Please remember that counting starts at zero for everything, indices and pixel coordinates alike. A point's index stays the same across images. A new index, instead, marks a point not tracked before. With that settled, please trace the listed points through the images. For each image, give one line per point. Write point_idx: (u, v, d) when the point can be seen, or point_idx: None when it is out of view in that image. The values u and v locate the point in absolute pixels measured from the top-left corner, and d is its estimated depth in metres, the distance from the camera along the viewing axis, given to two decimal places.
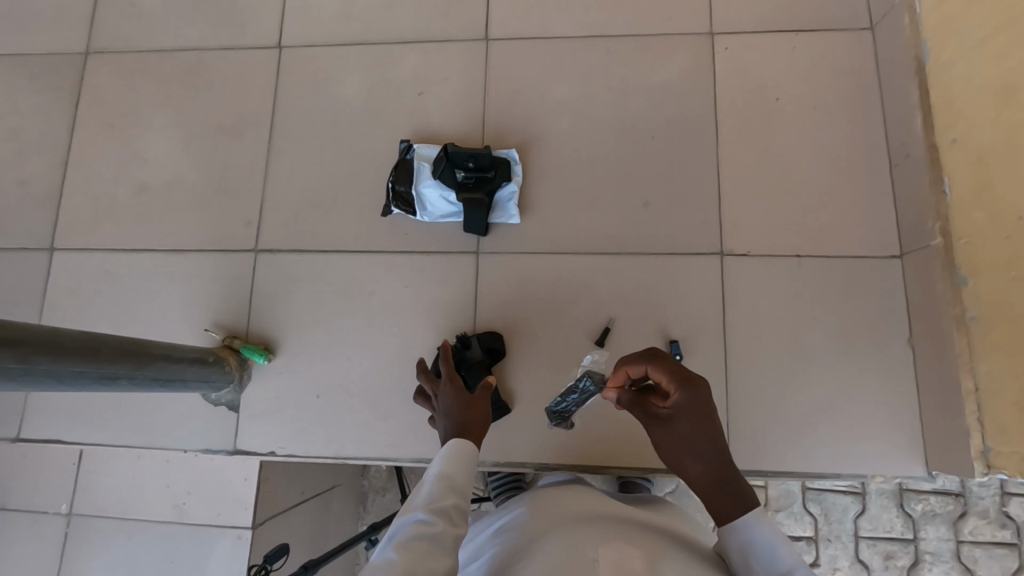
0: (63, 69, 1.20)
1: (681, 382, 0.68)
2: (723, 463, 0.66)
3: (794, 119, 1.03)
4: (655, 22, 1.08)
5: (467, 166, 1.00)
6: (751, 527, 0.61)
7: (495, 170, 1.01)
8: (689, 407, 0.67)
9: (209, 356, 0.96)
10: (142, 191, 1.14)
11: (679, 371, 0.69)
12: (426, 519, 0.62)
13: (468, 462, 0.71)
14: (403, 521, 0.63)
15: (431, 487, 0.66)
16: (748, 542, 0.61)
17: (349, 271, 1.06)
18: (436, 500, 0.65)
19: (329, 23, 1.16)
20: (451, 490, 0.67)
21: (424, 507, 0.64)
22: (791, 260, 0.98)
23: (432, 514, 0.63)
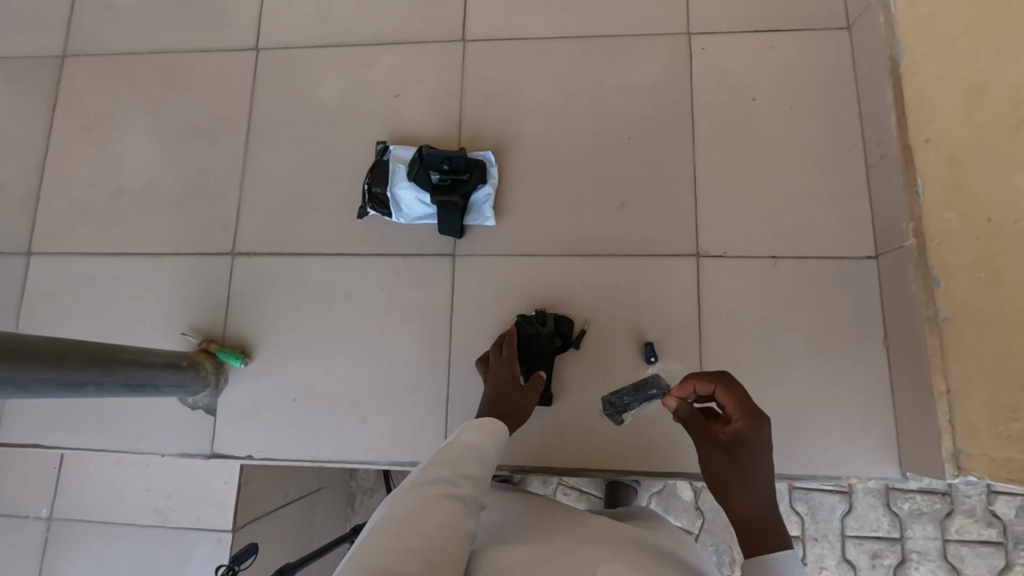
0: (40, 72, 1.19)
1: (753, 415, 0.70)
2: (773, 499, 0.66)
3: (770, 120, 1.03)
4: (631, 22, 1.08)
5: (442, 168, 0.99)
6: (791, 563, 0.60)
7: (470, 173, 1.01)
8: (755, 440, 0.69)
9: (183, 361, 0.95)
10: (119, 194, 1.13)
11: (751, 405, 0.71)
12: (447, 477, 0.63)
13: (495, 437, 0.72)
14: (426, 476, 0.64)
15: (458, 452, 0.68)
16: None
17: (326, 274, 1.06)
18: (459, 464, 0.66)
19: (306, 25, 1.16)
20: (476, 457, 0.68)
21: (448, 465, 0.66)
22: (767, 261, 0.98)
23: (452, 473, 0.64)
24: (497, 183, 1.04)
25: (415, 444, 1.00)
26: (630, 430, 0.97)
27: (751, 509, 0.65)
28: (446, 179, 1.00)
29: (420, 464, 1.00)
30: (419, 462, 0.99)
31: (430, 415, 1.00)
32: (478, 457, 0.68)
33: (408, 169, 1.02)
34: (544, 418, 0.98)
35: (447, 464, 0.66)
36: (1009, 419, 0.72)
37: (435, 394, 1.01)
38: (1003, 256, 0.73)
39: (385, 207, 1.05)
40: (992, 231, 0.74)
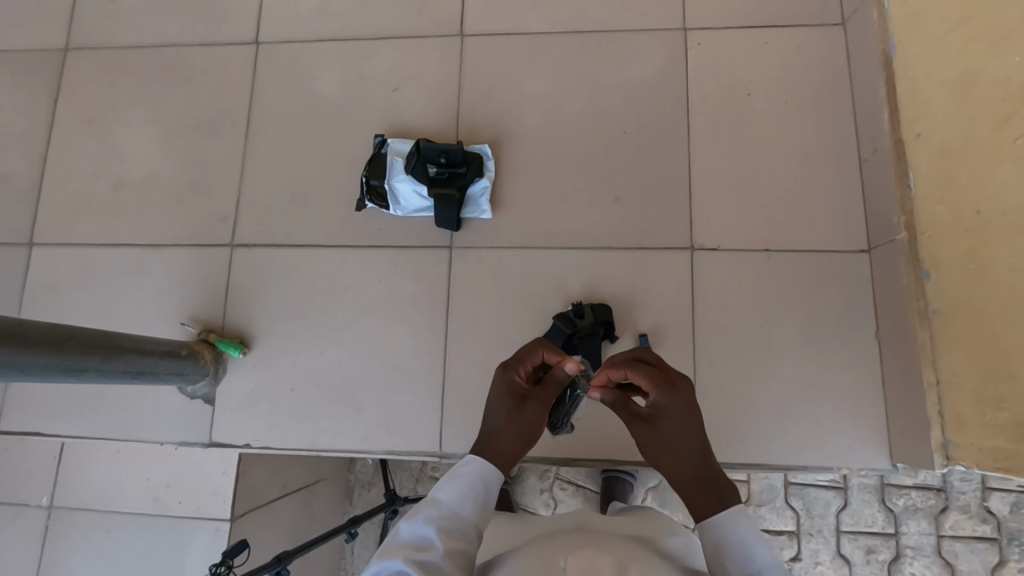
0: (43, 65, 1.21)
1: (663, 384, 0.70)
2: (705, 456, 0.67)
3: (764, 115, 1.03)
4: (628, 17, 1.09)
5: (439, 162, 1.00)
6: (732, 521, 0.62)
7: (467, 166, 1.02)
8: (672, 407, 0.69)
9: (182, 350, 0.97)
10: (120, 186, 1.14)
11: (661, 375, 0.71)
12: (409, 569, 0.56)
13: (478, 502, 0.65)
14: (385, 566, 0.57)
15: (428, 529, 0.61)
16: (726, 538, 0.61)
17: (325, 266, 1.07)
18: (429, 546, 0.59)
19: (305, 19, 1.17)
20: (447, 534, 0.61)
21: (413, 549, 0.59)
22: (761, 254, 0.99)
23: (418, 561, 0.57)
24: (494, 176, 1.05)
25: (412, 434, 1.01)
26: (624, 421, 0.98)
27: (686, 471, 0.66)
28: (443, 172, 1.02)
29: (416, 454, 1.01)
30: (415, 451, 1.01)
31: (427, 406, 1.02)
32: (453, 534, 0.61)
33: (405, 162, 1.03)
34: None
35: (414, 548, 0.59)
36: (996, 410, 0.73)
37: (431, 385, 1.02)
38: (991, 248, 0.74)
39: (383, 200, 1.06)
40: (980, 224, 0.75)
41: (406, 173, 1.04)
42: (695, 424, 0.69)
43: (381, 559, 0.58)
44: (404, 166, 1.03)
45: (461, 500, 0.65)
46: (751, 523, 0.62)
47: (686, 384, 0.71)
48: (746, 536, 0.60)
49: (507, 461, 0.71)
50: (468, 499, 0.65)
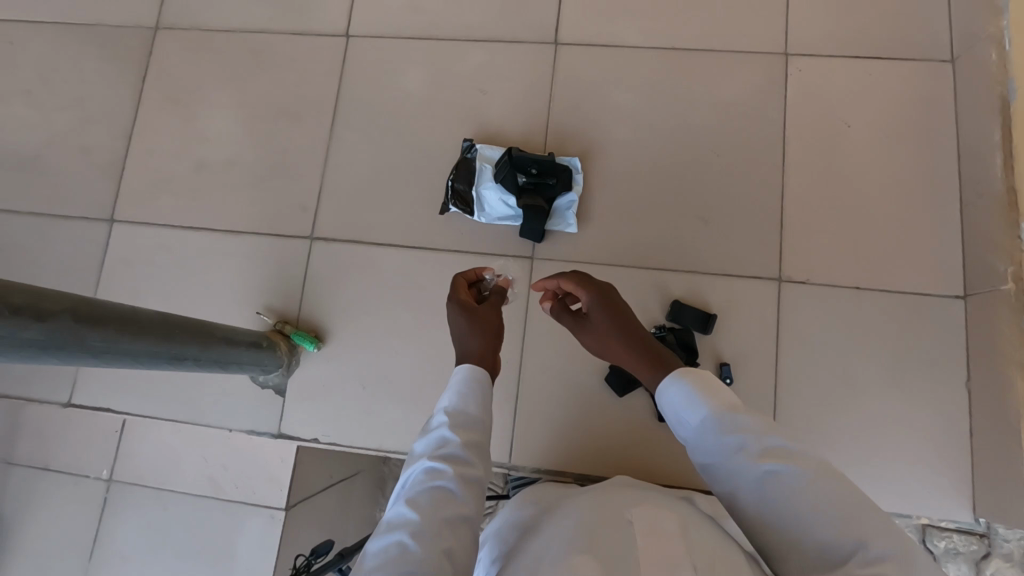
0: (132, 42, 1.21)
1: (589, 286, 0.77)
2: (637, 343, 0.71)
3: (863, 148, 1.01)
4: (727, 37, 1.07)
5: (529, 172, 1.00)
6: (665, 384, 0.63)
7: (556, 178, 1.00)
8: (597, 305, 0.75)
9: (263, 341, 0.96)
10: (203, 168, 1.15)
11: (592, 284, 0.77)
12: (437, 466, 0.58)
13: (480, 396, 0.66)
14: (414, 472, 0.59)
15: (439, 427, 0.62)
16: (668, 402, 0.62)
17: (401, 266, 1.06)
18: (447, 442, 0.61)
19: (396, 14, 1.16)
20: (464, 431, 0.62)
21: (433, 451, 0.60)
22: (851, 291, 0.97)
23: (443, 458, 0.59)
24: (581, 190, 1.03)
25: None
26: None
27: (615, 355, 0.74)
28: (531, 182, 1.01)
29: None
30: None
31: (496, 415, 1.00)
32: (465, 427, 0.63)
33: (495, 170, 1.03)
34: (607, 426, 0.98)
35: (434, 449, 0.60)
36: None
37: (503, 396, 1.01)
38: None
39: (468, 205, 1.04)
40: None
41: (494, 181, 1.03)
42: (622, 321, 0.73)
43: (408, 468, 0.60)
44: (493, 174, 1.03)
45: (463, 400, 0.65)
46: (686, 379, 0.61)
47: (613, 289, 0.76)
48: (686, 393, 0.60)
49: (484, 354, 0.72)
50: (468, 396, 0.65)
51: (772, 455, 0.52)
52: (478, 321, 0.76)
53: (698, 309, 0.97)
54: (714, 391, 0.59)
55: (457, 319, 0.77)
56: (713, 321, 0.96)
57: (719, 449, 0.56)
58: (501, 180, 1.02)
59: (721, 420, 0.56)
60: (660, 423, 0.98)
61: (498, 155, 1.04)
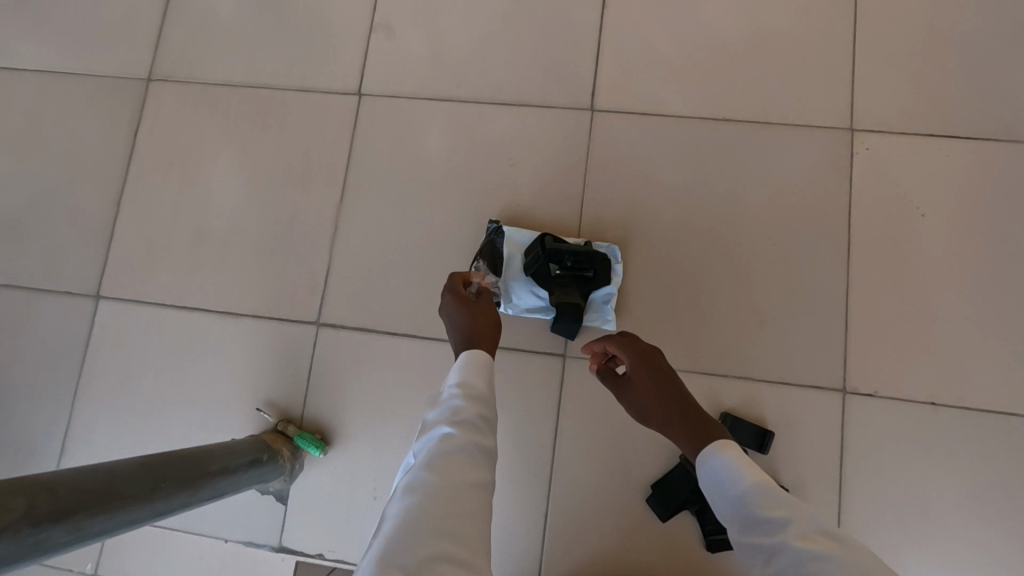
0: (123, 95, 1.10)
1: (630, 345, 0.76)
2: (680, 407, 0.69)
3: (939, 242, 0.90)
4: (786, 109, 0.95)
5: (564, 263, 0.88)
6: (710, 455, 0.58)
7: (595, 271, 0.89)
8: (639, 365, 0.74)
9: (263, 454, 0.86)
10: (199, 240, 1.04)
11: (635, 344, 0.77)
12: (451, 433, 0.57)
13: (486, 371, 0.66)
14: (428, 441, 0.57)
15: (451, 400, 0.61)
16: (708, 469, 0.58)
17: (418, 360, 0.96)
18: (460, 413, 0.59)
19: (415, 71, 1.04)
20: (473, 400, 0.61)
21: (446, 420, 0.59)
22: (927, 407, 0.86)
23: (457, 427, 0.57)
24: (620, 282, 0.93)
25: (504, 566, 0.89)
26: None
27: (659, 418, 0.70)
28: (567, 273, 0.89)
29: None
30: None
31: (523, 535, 0.89)
32: (478, 398, 0.62)
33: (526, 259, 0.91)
34: (648, 553, 0.87)
35: (447, 419, 0.59)
36: None
37: (533, 516, 0.89)
38: None
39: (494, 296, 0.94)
40: None
41: (524, 270, 0.92)
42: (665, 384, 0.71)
43: (420, 439, 0.59)
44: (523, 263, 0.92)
45: (470, 374, 0.65)
46: (731, 454, 0.57)
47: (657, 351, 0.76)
48: (726, 467, 0.56)
49: (484, 331, 0.74)
50: (474, 370, 0.65)
51: (807, 541, 0.47)
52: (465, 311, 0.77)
53: (752, 424, 0.86)
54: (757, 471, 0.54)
55: (453, 309, 0.78)
56: (770, 438, 0.86)
57: (751, 524, 0.51)
58: (531, 271, 0.91)
59: (760, 495, 0.52)
60: (710, 554, 0.86)
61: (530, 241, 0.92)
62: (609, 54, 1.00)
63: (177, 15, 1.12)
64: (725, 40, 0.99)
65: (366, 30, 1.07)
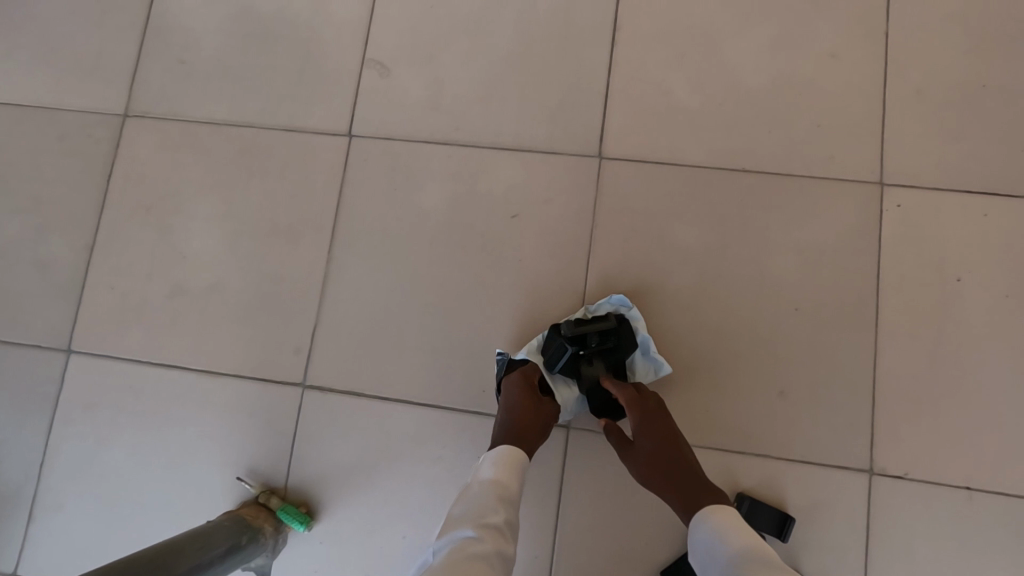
0: (97, 132, 1.03)
1: (638, 407, 0.76)
2: (684, 479, 0.70)
3: (975, 308, 0.84)
4: (810, 161, 0.89)
5: (589, 345, 0.80)
6: (700, 522, 0.64)
7: (618, 339, 0.81)
8: (648, 432, 0.75)
9: (242, 537, 0.79)
10: (178, 292, 0.97)
11: (642, 405, 0.77)
12: (476, 533, 0.61)
13: (517, 470, 0.72)
14: (454, 533, 0.62)
15: (482, 491, 0.68)
16: (701, 534, 0.63)
17: (412, 427, 0.89)
18: (486, 514, 0.64)
19: (411, 112, 0.97)
20: (499, 499, 0.67)
21: (473, 515, 0.64)
22: (960, 491, 0.80)
23: (481, 527, 0.62)
24: (654, 347, 0.85)
25: None
26: None
27: (661, 487, 0.71)
28: (592, 351, 0.81)
29: None
30: None
31: None
32: (504, 501, 0.67)
33: (548, 364, 0.83)
34: None
35: (471, 518, 0.64)
36: None
37: None
38: None
39: None
40: None
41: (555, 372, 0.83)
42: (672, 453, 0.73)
43: (444, 535, 0.63)
44: (550, 368, 0.83)
45: (498, 470, 0.71)
46: (721, 518, 0.63)
47: (665, 416, 0.76)
48: (712, 530, 0.62)
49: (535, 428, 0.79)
50: (504, 465, 0.72)
51: None
52: (514, 391, 0.82)
53: (772, 508, 0.80)
54: (743, 527, 0.61)
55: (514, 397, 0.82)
56: (791, 524, 0.79)
57: None
58: (564, 368, 0.82)
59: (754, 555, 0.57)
60: None
61: (545, 341, 0.84)
62: (619, 99, 0.94)
63: (155, 46, 1.04)
64: (744, 85, 0.92)
65: (358, 66, 1.00)
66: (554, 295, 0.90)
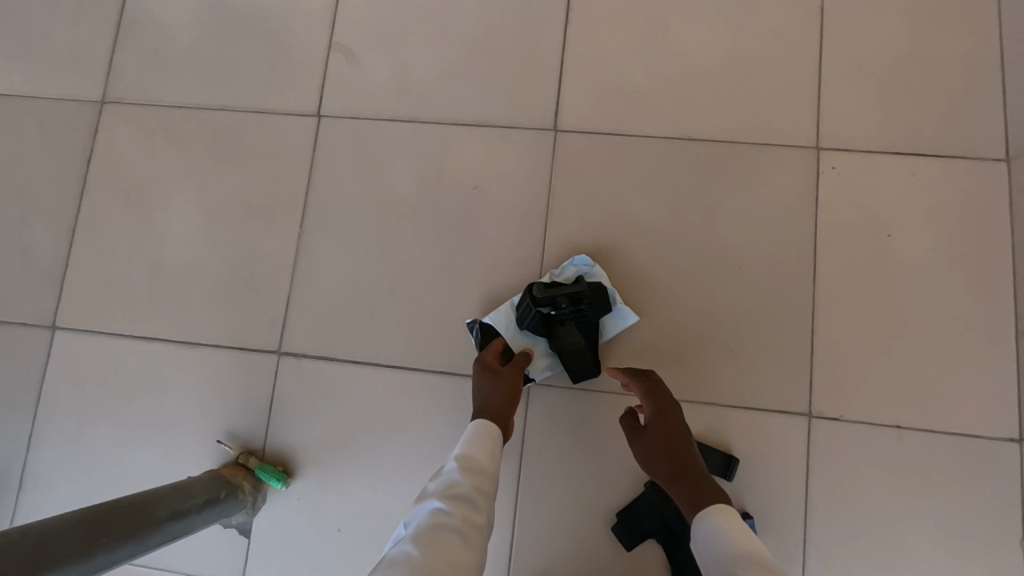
0: (75, 120, 1.07)
1: (654, 400, 0.77)
2: (690, 472, 0.70)
3: (907, 261, 0.89)
4: (752, 129, 0.94)
5: (559, 306, 0.85)
6: (704, 518, 0.63)
7: (590, 304, 0.86)
8: (662, 423, 0.75)
9: (220, 491, 0.84)
10: (157, 269, 1.01)
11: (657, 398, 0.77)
12: (444, 505, 0.62)
13: (488, 443, 0.72)
14: (423, 509, 0.63)
15: (452, 469, 0.68)
16: (704, 532, 0.62)
17: (383, 388, 0.94)
18: (454, 486, 0.65)
19: (376, 92, 1.02)
20: (469, 473, 0.67)
21: (443, 490, 0.65)
22: (893, 431, 0.85)
23: (449, 499, 0.63)
24: (621, 298, 0.90)
25: None
26: None
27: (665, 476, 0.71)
28: (563, 312, 0.86)
29: None
30: None
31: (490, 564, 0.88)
32: (474, 473, 0.67)
33: (520, 321, 0.88)
34: None
35: (441, 490, 0.65)
36: None
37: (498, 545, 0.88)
38: None
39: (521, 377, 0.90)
40: None
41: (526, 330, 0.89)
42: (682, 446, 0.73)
43: (416, 507, 0.64)
44: (520, 325, 0.88)
45: (470, 447, 0.71)
46: (725, 519, 0.62)
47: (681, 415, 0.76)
48: (715, 531, 0.61)
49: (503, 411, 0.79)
50: (475, 442, 0.72)
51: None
52: (498, 386, 0.81)
53: (717, 451, 0.85)
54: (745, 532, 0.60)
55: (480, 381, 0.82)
56: (736, 465, 0.85)
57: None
58: (533, 327, 0.87)
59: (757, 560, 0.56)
60: None
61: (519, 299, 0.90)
62: (572, 75, 0.99)
63: (130, 37, 1.09)
64: (689, 60, 0.97)
65: (325, 51, 1.05)
66: (514, 260, 0.95)
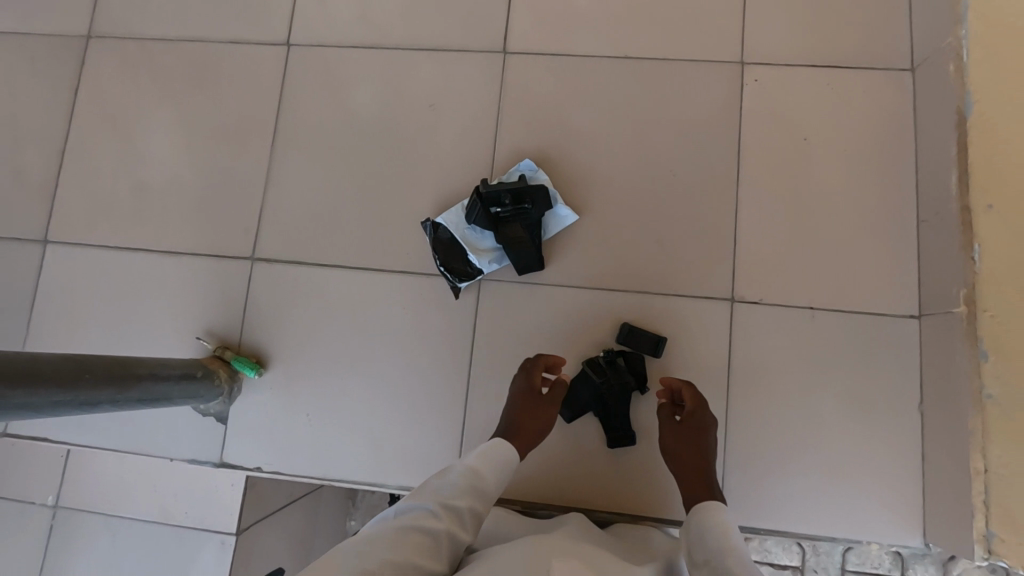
0: (63, 53, 1.15)
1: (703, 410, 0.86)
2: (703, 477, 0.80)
3: (821, 162, 0.98)
4: (683, 47, 1.03)
5: (503, 203, 0.94)
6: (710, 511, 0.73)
7: (532, 201, 0.94)
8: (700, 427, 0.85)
9: (197, 371, 0.93)
10: (140, 186, 1.10)
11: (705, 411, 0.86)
12: (436, 509, 0.66)
13: (499, 467, 0.75)
14: (414, 504, 0.66)
15: (459, 475, 0.71)
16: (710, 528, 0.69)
17: (348, 288, 1.03)
18: (454, 492, 0.69)
19: (341, 23, 1.11)
20: (470, 488, 0.70)
21: (442, 495, 0.68)
22: (805, 312, 0.94)
23: (442, 503, 0.67)
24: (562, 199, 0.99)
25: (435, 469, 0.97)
26: (645, 474, 0.93)
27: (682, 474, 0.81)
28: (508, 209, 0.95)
29: None
30: None
31: (445, 439, 0.98)
32: (474, 489, 0.70)
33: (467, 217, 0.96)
34: (559, 453, 0.96)
35: (439, 492, 0.68)
36: None
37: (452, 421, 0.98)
38: None
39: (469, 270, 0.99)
40: None
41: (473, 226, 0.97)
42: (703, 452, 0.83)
43: (409, 497, 0.68)
44: (467, 220, 0.97)
45: (485, 461, 0.74)
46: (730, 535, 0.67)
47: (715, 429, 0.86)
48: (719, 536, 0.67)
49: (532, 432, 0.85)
50: (492, 458, 0.75)
51: None
52: (530, 406, 0.87)
53: (648, 334, 0.94)
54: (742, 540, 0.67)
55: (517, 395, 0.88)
56: (664, 344, 0.94)
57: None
58: (478, 223, 0.95)
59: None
60: (612, 450, 0.94)
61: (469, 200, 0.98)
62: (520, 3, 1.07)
63: None
64: None
65: None
66: (467, 170, 1.03)
